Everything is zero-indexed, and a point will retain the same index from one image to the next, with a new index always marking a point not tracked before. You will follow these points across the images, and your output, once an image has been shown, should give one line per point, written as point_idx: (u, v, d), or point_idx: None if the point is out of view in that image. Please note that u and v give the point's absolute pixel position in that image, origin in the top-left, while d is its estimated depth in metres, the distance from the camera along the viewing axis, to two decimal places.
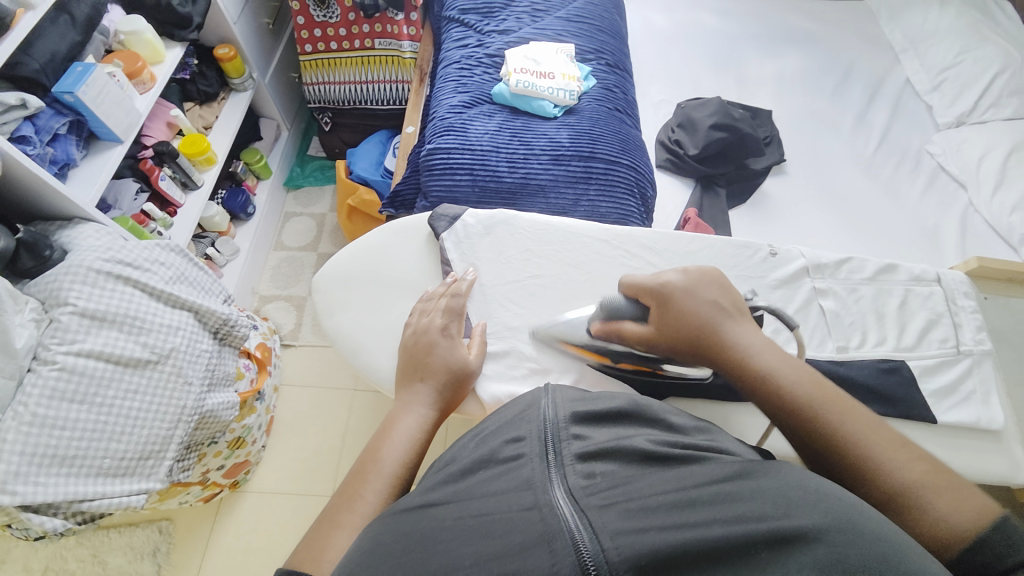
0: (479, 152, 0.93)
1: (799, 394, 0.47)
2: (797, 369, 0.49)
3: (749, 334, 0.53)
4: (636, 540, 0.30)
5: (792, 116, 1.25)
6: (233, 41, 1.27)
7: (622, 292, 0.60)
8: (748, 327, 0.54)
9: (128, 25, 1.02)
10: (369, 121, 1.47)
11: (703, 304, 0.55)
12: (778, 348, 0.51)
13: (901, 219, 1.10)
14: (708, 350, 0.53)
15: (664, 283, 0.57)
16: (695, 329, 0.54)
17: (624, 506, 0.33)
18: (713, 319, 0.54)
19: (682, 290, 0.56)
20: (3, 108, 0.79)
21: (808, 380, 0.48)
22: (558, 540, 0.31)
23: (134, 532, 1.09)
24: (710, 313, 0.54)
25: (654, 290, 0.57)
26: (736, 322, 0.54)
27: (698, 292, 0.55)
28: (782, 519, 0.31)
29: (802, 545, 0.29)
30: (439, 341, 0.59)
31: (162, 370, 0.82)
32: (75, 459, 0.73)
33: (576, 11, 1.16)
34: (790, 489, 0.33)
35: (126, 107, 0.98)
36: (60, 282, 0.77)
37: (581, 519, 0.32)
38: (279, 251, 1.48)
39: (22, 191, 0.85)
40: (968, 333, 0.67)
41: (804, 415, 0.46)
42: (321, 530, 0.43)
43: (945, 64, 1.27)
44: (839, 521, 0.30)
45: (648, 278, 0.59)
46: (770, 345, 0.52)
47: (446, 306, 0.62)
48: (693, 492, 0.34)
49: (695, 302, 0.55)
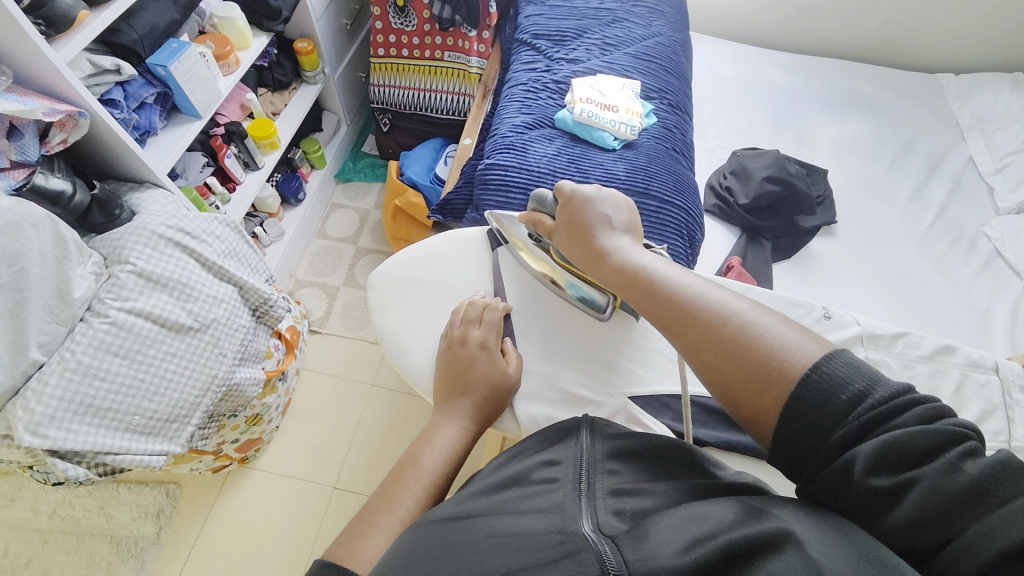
0: (536, 173, 0.95)
1: (646, 278, 0.55)
2: (652, 262, 0.57)
3: (620, 240, 0.61)
4: (654, 551, 0.31)
5: (849, 180, 1.24)
6: (313, 36, 1.34)
7: (553, 192, 0.70)
8: (625, 237, 0.62)
9: (223, 11, 1.08)
10: (427, 127, 1.51)
11: (591, 209, 0.64)
12: (643, 251, 0.60)
13: (951, 299, 1.07)
14: (582, 248, 0.62)
15: (573, 190, 0.66)
16: (579, 229, 0.63)
17: (647, 530, 0.34)
18: (595, 225, 0.63)
19: (582, 200, 0.65)
20: (98, 71, 0.86)
21: (657, 268, 0.56)
22: (584, 551, 0.32)
23: (141, 491, 1.12)
24: (599, 222, 0.63)
25: (565, 194, 0.67)
26: (615, 231, 0.62)
27: (592, 202, 0.64)
28: (783, 529, 0.31)
29: (796, 544, 0.30)
30: (478, 354, 0.59)
31: (201, 338, 0.84)
32: (109, 412, 0.75)
33: (645, 49, 1.18)
34: (780, 508, 0.34)
35: (210, 86, 1.03)
36: (125, 241, 0.81)
37: (605, 540, 0.34)
38: (320, 239, 1.52)
39: (105, 152, 0.90)
40: (1022, 430, 0.65)
41: (647, 294, 0.54)
42: (359, 528, 0.45)
43: (1014, 147, 1.24)
44: (829, 534, 0.31)
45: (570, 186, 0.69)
46: (645, 252, 0.59)
47: (482, 319, 0.63)
48: (703, 510, 0.35)
49: (586, 207, 0.64)
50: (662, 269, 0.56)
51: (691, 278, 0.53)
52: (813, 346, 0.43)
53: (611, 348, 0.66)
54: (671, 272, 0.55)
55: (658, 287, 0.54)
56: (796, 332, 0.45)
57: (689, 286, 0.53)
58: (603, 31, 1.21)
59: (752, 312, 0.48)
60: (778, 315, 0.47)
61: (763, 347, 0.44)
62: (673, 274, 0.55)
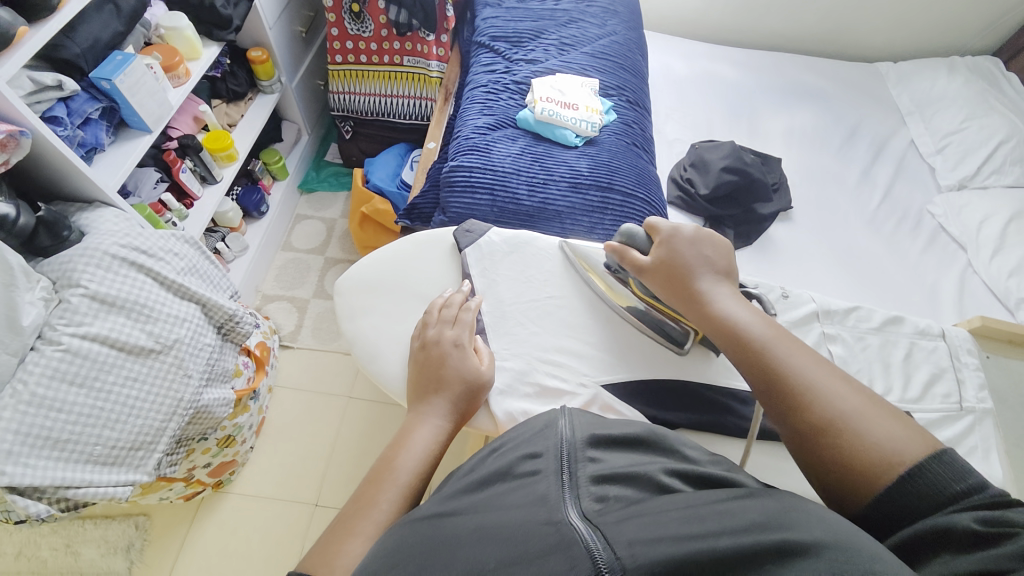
0: (501, 173, 0.96)
1: (748, 334, 0.55)
2: (758, 319, 0.56)
3: (723, 290, 0.60)
4: (649, 549, 0.31)
5: (803, 166, 1.29)
6: (267, 45, 1.31)
7: (644, 227, 0.66)
8: (725, 285, 0.61)
9: (170, 22, 1.05)
10: (390, 133, 1.50)
11: (698, 255, 0.62)
12: (748, 306, 0.58)
13: (904, 275, 1.13)
14: (680, 291, 0.61)
15: (676, 228, 0.64)
16: (678, 275, 0.61)
17: (633, 520, 0.34)
18: (696, 274, 0.61)
19: (682, 237, 0.63)
20: (38, 87, 0.80)
21: (764, 327, 0.55)
22: (572, 546, 0.32)
23: (109, 525, 1.06)
24: (696, 269, 0.62)
25: (663, 231, 0.65)
26: (712, 281, 0.61)
27: (699, 245, 0.63)
28: (786, 534, 0.32)
29: (804, 557, 0.30)
30: (450, 351, 0.59)
31: (164, 360, 0.81)
32: (68, 444, 0.71)
33: (601, 48, 1.21)
34: (792, 509, 0.34)
35: (160, 98, 1.00)
36: (75, 264, 0.77)
37: (596, 534, 0.33)
38: (287, 251, 1.49)
39: (48, 171, 0.86)
40: (970, 390, 0.69)
41: (748, 346, 0.54)
42: (336, 535, 0.44)
43: (951, 129, 1.33)
44: (838, 539, 0.31)
45: (667, 221, 0.66)
46: (747, 307, 0.58)
47: (457, 319, 0.63)
48: (700, 509, 0.35)
49: (692, 250, 0.62)
50: (771, 330, 0.55)
51: (795, 346, 0.53)
52: (918, 445, 0.44)
53: (583, 339, 0.67)
54: (780, 334, 0.54)
55: (756, 350, 0.53)
56: (900, 427, 0.46)
57: (795, 359, 0.52)
58: (560, 31, 1.23)
59: (860, 395, 0.48)
60: (882, 403, 0.48)
61: (869, 436, 0.45)
62: (774, 335, 0.54)
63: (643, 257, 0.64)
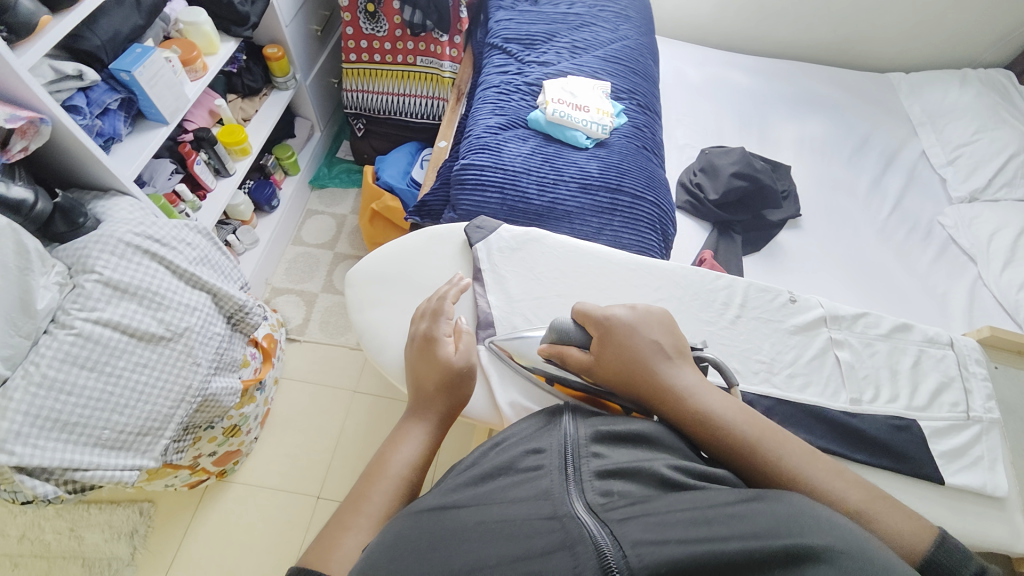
0: (511, 173, 0.96)
1: (735, 433, 0.49)
2: (732, 408, 0.50)
3: (686, 374, 0.53)
4: (656, 549, 0.31)
5: (812, 175, 1.29)
6: (283, 41, 1.33)
7: (574, 317, 0.61)
8: (685, 367, 0.55)
9: (189, 17, 1.07)
10: (402, 132, 1.51)
11: (644, 343, 0.55)
12: (712, 386, 0.53)
13: (913, 285, 1.12)
14: (648, 391, 0.53)
15: (610, 316, 0.58)
16: (637, 372, 0.54)
17: (641, 519, 0.34)
18: (653, 362, 0.54)
19: (624, 325, 0.57)
20: (60, 77, 0.82)
21: (742, 418, 0.50)
22: (580, 543, 0.32)
23: (114, 510, 1.08)
24: (652, 353, 0.55)
25: (599, 321, 0.58)
26: (673, 363, 0.54)
27: (640, 331, 0.56)
28: (795, 539, 0.31)
29: (815, 563, 0.30)
30: (427, 347, 0.60)
31: (173, 347, 0.82)
32: (77, 427, 0.72)
33: (614, 51, 1.22)
34: (803, 515, 0.34)
35: (177, 91, 1.01)
36: (89, 250, 0.78)
37: (602, 529, 0.33)
38: (296, 246, 1.50)
39: (67, 159, 0.87)
40: (978, 400, 0.68)
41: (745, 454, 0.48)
42: (331, 529, 0.45)
43: (963, 140, 1.32)
44: (851, 547, 0.31)
45: (598, 308, 0.60)
46: (710, 387, 0.53)
47: (430, 312, 0.63)
48: (709, 512, 0.34)
49: (637, 339, 0.55)
50: (750, 420, 0.50)
51: (774, 437, 0.49)
52: (914, 523, 0.45)
53: None
54: (759, 425, 0.50)
55: (753, 458, 0.47)
56: (896, 512, 0.45)
57: (782, 455, 0.48)
58: (572, 34, 1.24)
59: (845, 481, 0.47)
60: (862, 481, 0.47)
61: (885, 530, 0.44)
62: (750, 426, 0.49)
63: (584, 353, 0.58)
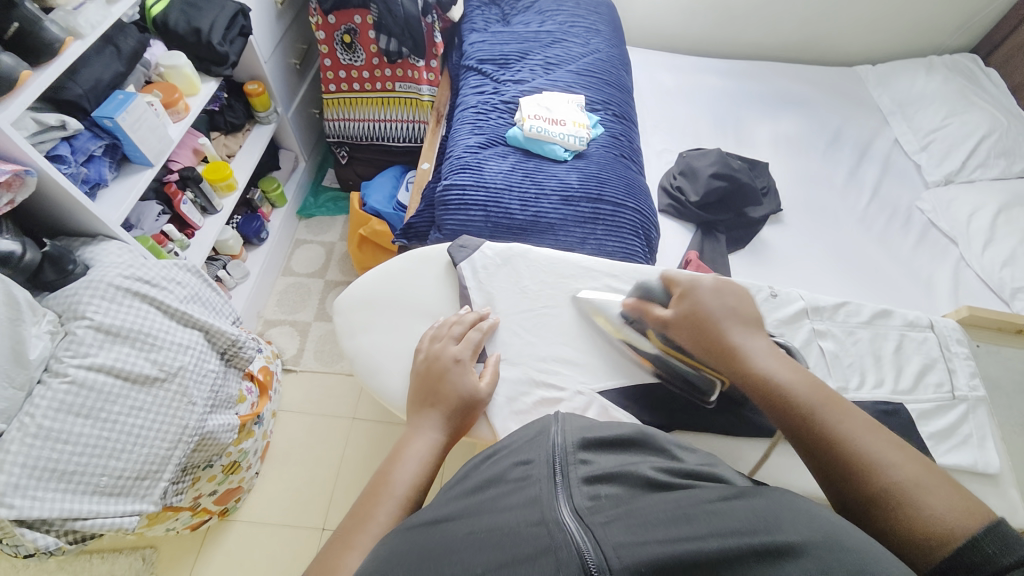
0: (493, 191, 0.98)
1: (792, 395, 0.50)
2: (797, 377, 0.52)
3: (754, 339, 0.57)
4: (636, 550, 0.32)
5: (790, 170, 1.32)
6: (263, 78, 1.35)
7: (660, 282, 0.67)
8: (758, 334, 0.58)
9: (169, 60, 1.09)
10: (385, 156, 1.54)
11: (722, 307, 0.60)
12: (782, 357, 0.55)
13: (898, 271, 1.14)
14: (712, 345, 0.58)
15: (695, 281, 0.63)
16: (706, 328, 0.59)
17: (623, 520, 0.35)
18: (723, 322, 0.58)
19: (700, 292, 0.61)
20: (43, 128, 0.83)
21: (807, 387, 0.51)
22: (562, 548, 0.32)
23: (116, 559, 1.06)
24: (723, 316, 0.59)
25: (683, 284, 0.63)
26: (744, 329, 0.58)
27: (723, 296, 0.61)
28: (771, 533, 0.32)
29: (790, 556, 0.31)
30: (451, 367, 0.61)
31: (167, 388, 0.82)
32: (74, 475, 0.72)
33: (586, 65, 1.25)
34: (780, 508, 0.35)
35: (160, 133, 1.03)
36: (79, 296, 0.79)
37: (585, 533, 0.33)
38: (287, 276, 1.51)
39: (53, 208, 0.88)
40: (962, 379, 0.70)
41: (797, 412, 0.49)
42: (335, 549, 0.44)
43: (934, 125, 1.36)
44: (825, 538, 0.32)
45: (683, 275, 0.65)
46: (773, 354, 0.55)
47: (464, 338, 0.65)
48: (690, 509, 0.35)
49: (713, 302, 0.60)
50: (813, 389, 0.50)
51: (835, 407, 0.49)
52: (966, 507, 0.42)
53: (579, 347, 0.70)
54: (823, 394, 0.50)
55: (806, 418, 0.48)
56: (953, 496, 0.42)
57: (838, 422, 0.47)
58: (545, 51, 1.27)
59: (901, 454, 0.45)
60: (924, 460, 0.45)
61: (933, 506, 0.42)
62: (809, 393, 0.50)
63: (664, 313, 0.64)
